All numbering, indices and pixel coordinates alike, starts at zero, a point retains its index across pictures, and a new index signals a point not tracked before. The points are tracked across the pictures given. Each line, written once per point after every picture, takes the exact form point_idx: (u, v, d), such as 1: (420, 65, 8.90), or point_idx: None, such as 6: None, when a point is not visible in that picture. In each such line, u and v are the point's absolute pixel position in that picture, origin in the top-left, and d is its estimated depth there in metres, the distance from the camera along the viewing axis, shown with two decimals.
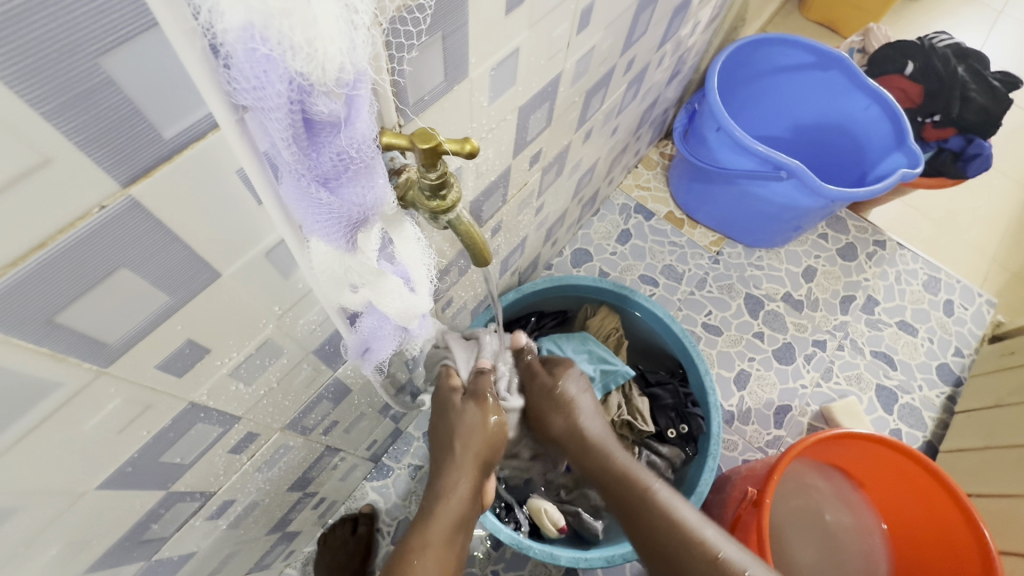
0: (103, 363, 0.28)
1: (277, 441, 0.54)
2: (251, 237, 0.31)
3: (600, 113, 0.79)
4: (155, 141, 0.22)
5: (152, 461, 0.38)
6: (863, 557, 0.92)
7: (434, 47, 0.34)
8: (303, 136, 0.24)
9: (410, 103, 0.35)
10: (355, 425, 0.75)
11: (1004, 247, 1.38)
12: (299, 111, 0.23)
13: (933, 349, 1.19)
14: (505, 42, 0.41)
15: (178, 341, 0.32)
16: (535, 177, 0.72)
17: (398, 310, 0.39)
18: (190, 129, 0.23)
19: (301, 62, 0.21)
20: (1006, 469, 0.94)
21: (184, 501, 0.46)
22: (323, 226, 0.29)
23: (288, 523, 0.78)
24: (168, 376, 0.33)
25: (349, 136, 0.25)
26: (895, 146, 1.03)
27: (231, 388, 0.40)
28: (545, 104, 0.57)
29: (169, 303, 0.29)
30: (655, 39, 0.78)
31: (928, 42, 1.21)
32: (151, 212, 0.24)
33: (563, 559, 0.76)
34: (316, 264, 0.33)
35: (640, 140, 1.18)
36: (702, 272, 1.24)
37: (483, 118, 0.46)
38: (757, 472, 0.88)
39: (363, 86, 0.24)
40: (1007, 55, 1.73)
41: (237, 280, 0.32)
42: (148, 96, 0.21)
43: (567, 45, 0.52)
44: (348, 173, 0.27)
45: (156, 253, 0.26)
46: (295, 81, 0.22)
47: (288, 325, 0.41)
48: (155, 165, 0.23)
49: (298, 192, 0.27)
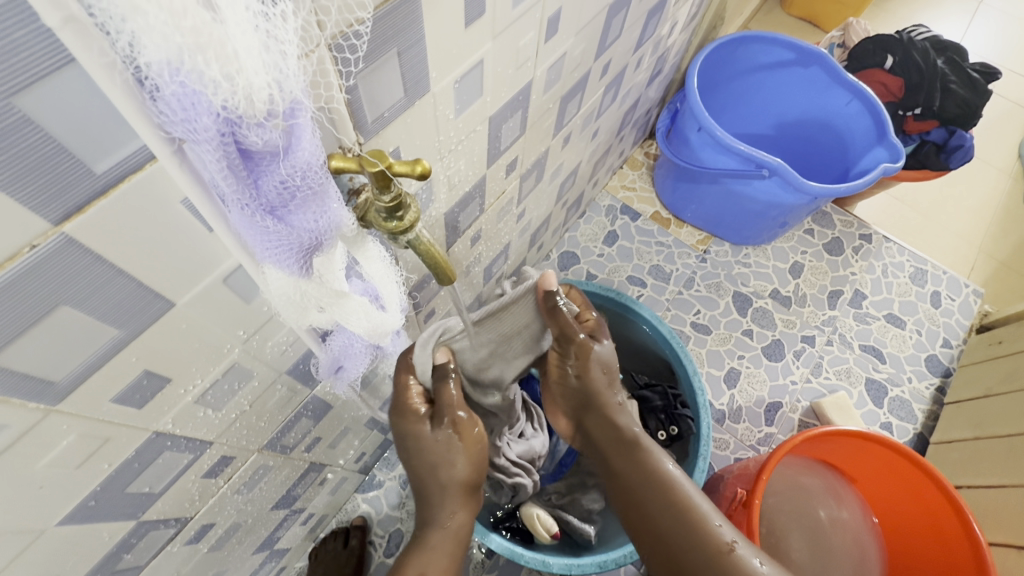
0: (52, 402, 0.27)
1: (254, 462, 0.53)
2: (206, 264, 0.30)
3: (579, 117, 0.79)
4: (86, 177, 0.22)
5: (117, 493, 0.37)
6: (856, 555, 0.92)
7: (389, 63, 0.33)
8: (242, 166, 0.24)
9: (369, 121, 0.35)
10: (340, 439, 0.74)
11: (989, 236, 1.39)
12: (233, 142, 0.22)
13: (921, 341, 1.19)
14: (467, 54, 0.41)
15: (134, 373, 0.31)
16: (514, 184, 0.71)
17: (366, 328, 0.39)
18: (123, 162, 0.22)
19: (229, 93, 0.20)
20: (995, 460, 0.95)
21: (158, 529, 0.46)
22: (274, 254, 0.29)
23: (276, 540, 0.77)
24: (127, 408, 0.33)
25: (291, 164, 0.25)
26: (876, 141, 1.03)
27: (199, 415, 0.40)
28: (517, 113, 0.57)
29: (120, 336, 0.28)
30: (631, 42, 0.77)
31: (907, 36, 1.21)
32: (89, 248, 0.24)
33: (555, 566, 0.76)
34: (273, 292, 0.32)
35: (623, 140, 1.18)
36: (690, 271, 1.24)
37: (450, 130, 0.45)
38: (748, 472, 0.87)
39: (301, 113, 0.24)
40: (988, 46, 1.74)
41: (195, 309, 0.32)
42: (72, 131, 0.20)
43: (536, 54, 0.51)
44: (294, 201, 0.26)
45: (98, 287, 0.26)
46: (223, 113, 0.21)
47: (256, 348, 0.40)
48: (90, 202, 0.22)
49: (244, 222, 0.26)
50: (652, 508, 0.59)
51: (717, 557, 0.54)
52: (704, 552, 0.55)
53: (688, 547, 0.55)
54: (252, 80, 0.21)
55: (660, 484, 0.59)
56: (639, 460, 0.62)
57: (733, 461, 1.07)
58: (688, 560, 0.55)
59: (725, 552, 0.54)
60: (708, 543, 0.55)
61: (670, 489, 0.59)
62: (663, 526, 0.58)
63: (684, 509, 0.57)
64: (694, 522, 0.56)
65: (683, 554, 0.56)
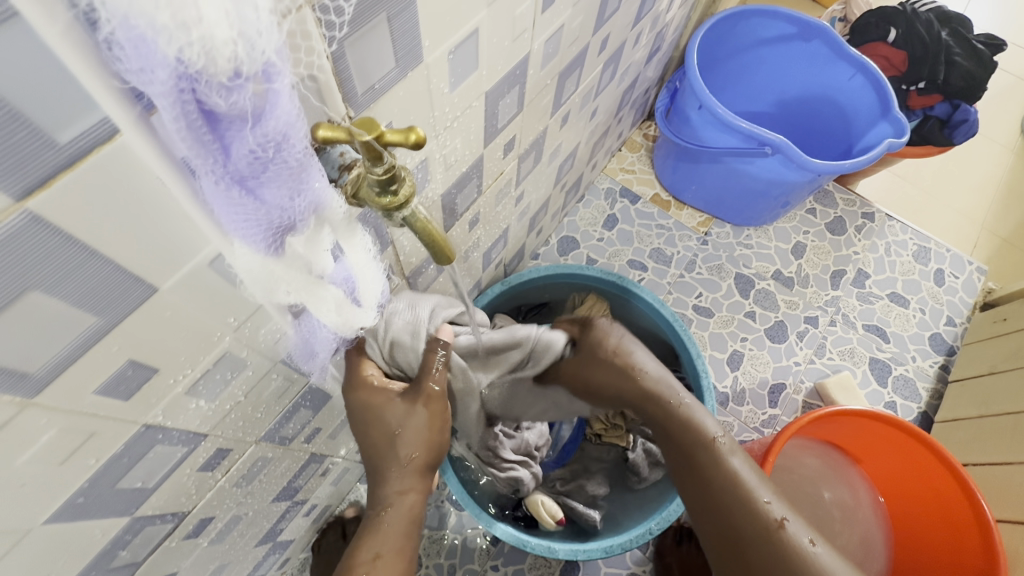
0: (29, 395, 0.26)
1: (253, 454, 0.52)
2: (189, 246, 0.28)
3: (577, 95, 0.76)
4: (48, 147, 0.20)
5: (107, 489, 0.36)
6: (861, 534, 0.92)
7: (378, 30, 0.31)
8: (205, 129, 0.22)
9: (359, 93, 0.33)
10: (341, 429, 0.73)
11: (993, 213, 1.37)
12: (193, 101, 0.20)
13: (925, 320, 1.18)
14: (462, 23, 0.39)
15: (117, 363, 0.29)
16: (511, 166, 0.69)
17: (336, 320, 0.38)
18: (89, 132, 0.21)
19: (186, 43, 0.18)
20: (1001, 437, 0.94)
21: (155, 524, 0.45)
22: (242, 229, 0.27)
23: (278, 533, 0.76)
24: (113, 400, 0.31)
25: (262, 132, 0.23)
26: (880, 115, 1.01)
27: (191, 407, 0.38)
28: (514, 89, 0.54)
29: (99, 324, 0.27)
30: (629, 16, 0.75)
31: (911, 7, 1.18)
32: (58, 226, 0.22)
33: (561, 552, 0.74)
34: (240, 270, 0.30)
35: (621, 121, 1.15)
36: (691, 253, 1.22)
37: (445, 105, 0.43)
38: (753, 454, 0.86)
39: (277, 77, 0.22)
40: (991, 20, 1.71)
41: (180, 295, 0.30)
42: (25, 94, 0.18)
43: (533, 25, 0.49)
44: (267, 172, 0.24)
45: (71, 269, 0.24)
46: (181, 67, 0.19)
47: (248, 336, 0.38)
48: (55, 174, 0.21)
49: (211, 193, 0.25)
50: (702, 478, 0.57)
51: (767, 535, 0.52)
52: (756, 525, 0.53)
53: (736, 519, 0.54)
54: (214, 31, 0.19)
55: (708, 450, 0.58)
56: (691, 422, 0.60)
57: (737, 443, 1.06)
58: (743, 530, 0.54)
59: (775, 528, 0.52)
60: (759, 517, 0.53)
61: (719, 464, 0.57)
62: (712, 498, 0.56)
63: (732, 479, 0.56)
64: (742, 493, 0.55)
65: (735, 530, 0.54)
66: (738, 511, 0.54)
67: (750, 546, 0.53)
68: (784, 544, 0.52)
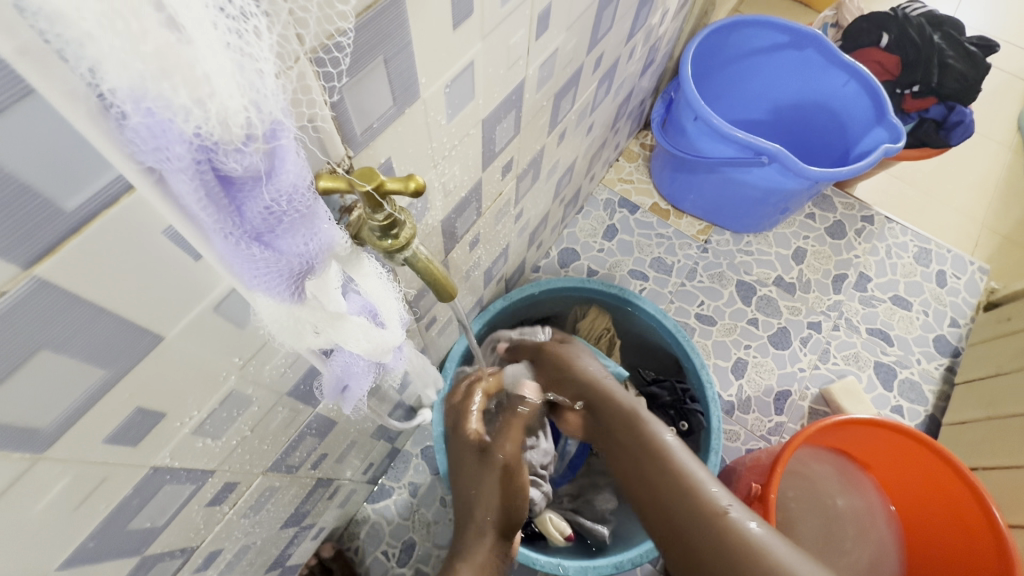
0: (40, 450, 0.26)
1: (260, 485, 0.52)
2: (193, 294, 0.29)
3: (573, 113, 0.77)
4: (56, 216, 0.20)
5: (117, 531, 0.36)
6: (873, 542, 0.91)
7: (376, 73, 0.32)
8: (222, 194, 0.22)
9: (358, 133, 0.33)
10: (347, 453, 0.73)
11: (992, 211, 1.37)
12: (210, 170, 0.21)
13: (929, 321, 1.18)
14: (457, 58, 0.39)
15: (126, 411, 0.30)
16: (510, 186, 0.70)
17: (366, 347, 0.37)
18: (95, 196, 0.21)
19: (201, 119, 0.19)
20: (1009, 440, 0.93)
21: (164, 561, 0.44)
22: (263, 281, 0.27)
23: (287, 558, 0.76)
24: (121, 447, 0.31)
25: (275, 188, 0.23)
26: (876, 120, 1.01)
27: (198, 446, 0.38)
28: (510, 113, 0.55)
29: (106, 375, 0.27)
30: (622, 33, 0.76)
31: (902, 12, 1.19)
32: (67, 289, 0.22)
33: (571, 569, 0.74)
34: (265, 319, 0.31)
35: (618, 133, 1.16)
36: (692, 262, 1.22)
37: (443, 136, 0.44)
38: (761, 464, 0.86)
39: (283, 134, 0.22)
40: (982, 18, 1.72)
41: (185, 340, 0.30)
42: (33, 169, 0.19)
43: (527, 51, 0.50)
44: (282, 225, 0.25)
45: (80, 327, 0.24)
46: (197, 140, 0.20)
47: (253, 374, 0.39)
48: (61, 241, 0.21)
49: (229, 251, 0.25)
50: (651, 472, 0.63)
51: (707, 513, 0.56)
52: (692, 507, 0.57)
53: (678, 505, 0.59)
54: (227, 103, 0.19)
55: (653, 445, 0.66)
56: (637, 432, 0.69)
57: (744, 452, 1.06)
58: (683, 527, 0.57)
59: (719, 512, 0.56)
60: (701, 500, 0.57)
61: (665, 456, 0.64)
62: (657, 481, 0.62)
63: (675, 469, 0.62)
64: (688, 482, 0.60)
65: (674, 514, 0.59)
66: (680, 499, 0.59)
67: (693, 535, 0.56)
68: (724, 523, 0.54)
